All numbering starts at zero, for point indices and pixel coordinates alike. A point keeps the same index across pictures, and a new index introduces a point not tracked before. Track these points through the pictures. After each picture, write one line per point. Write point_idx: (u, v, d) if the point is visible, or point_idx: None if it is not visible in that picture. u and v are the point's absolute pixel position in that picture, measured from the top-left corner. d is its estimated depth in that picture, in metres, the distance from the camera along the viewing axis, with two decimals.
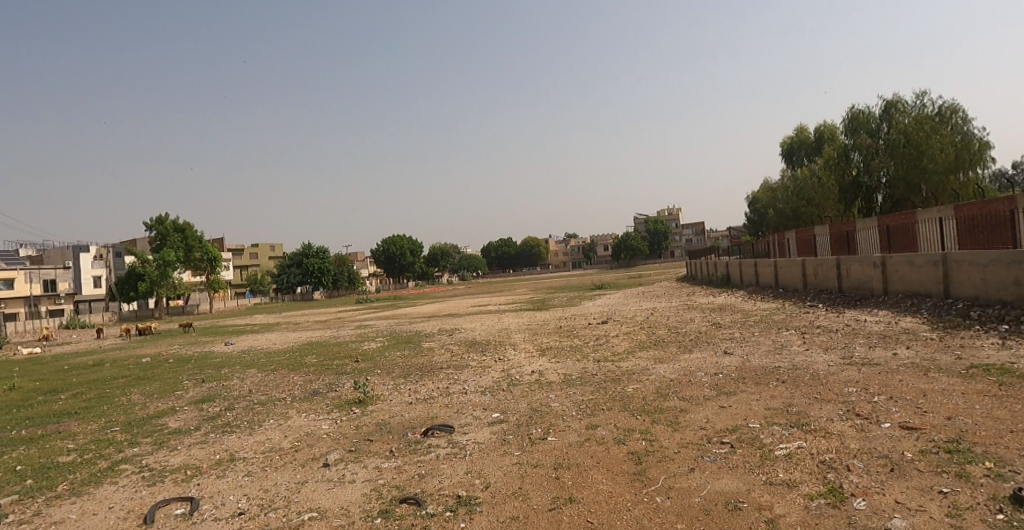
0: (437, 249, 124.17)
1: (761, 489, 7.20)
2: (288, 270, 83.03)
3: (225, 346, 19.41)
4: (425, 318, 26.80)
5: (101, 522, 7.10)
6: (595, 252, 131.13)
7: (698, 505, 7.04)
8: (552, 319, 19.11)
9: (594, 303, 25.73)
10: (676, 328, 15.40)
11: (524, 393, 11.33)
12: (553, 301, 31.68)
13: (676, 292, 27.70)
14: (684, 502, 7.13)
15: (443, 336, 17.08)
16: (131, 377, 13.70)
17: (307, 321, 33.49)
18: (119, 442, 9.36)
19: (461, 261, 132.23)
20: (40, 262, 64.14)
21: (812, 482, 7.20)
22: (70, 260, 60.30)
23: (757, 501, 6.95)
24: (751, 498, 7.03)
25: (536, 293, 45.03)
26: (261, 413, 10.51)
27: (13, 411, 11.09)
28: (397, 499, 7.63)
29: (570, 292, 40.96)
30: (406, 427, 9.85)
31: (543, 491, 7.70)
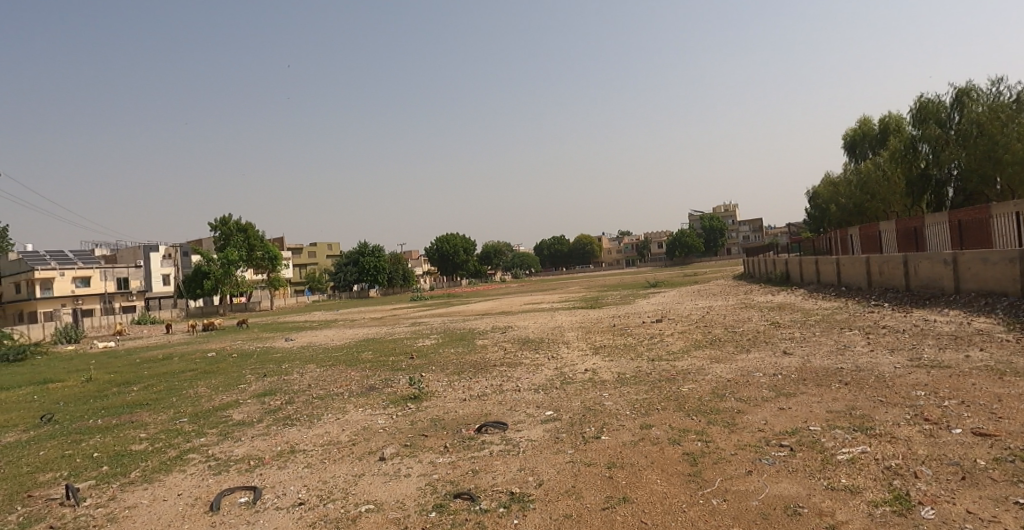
0: (489, 247, 125.02)
1: (822, 495, 6.93)
2: (344, 270, 84.87)
3: (286, 342, 20.01)
4: (479, 316, 26.92)
5: (171, 508, 7.40)
6: (649, 250, 129.15)
7: (756, 509, 6.83)
8: (606, 317, 18.93)
9: (647, 301, 25.36)
10: (733, 328, 15.03)
11: (578, 391, 11.25)
12: (606, 298, 31.37)
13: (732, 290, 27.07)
14: (741, 505, 6.93)
15: (497, 334, 17.11)
16: (198, 370, 14.25)
17: (363, 318, 34.11)
18: (186, 432, 9.74)
19: (513, 260, 132.71)
20: (112, 261, 67.57)
21: (876, 488, 6.89)
22: (141, 259, 63.39)
23: (818, 506, 6.70)
24: (812, 503, 6.78)
25: (589, 291, 44.67)
26: (320, 407, 10.76)
27: (90, 402, 11.70)
28: (451, 494, 7.68)
29: (623, 290, 40.51)
30: (460, 423, 9.91)
31: (596, 490, 7.61)
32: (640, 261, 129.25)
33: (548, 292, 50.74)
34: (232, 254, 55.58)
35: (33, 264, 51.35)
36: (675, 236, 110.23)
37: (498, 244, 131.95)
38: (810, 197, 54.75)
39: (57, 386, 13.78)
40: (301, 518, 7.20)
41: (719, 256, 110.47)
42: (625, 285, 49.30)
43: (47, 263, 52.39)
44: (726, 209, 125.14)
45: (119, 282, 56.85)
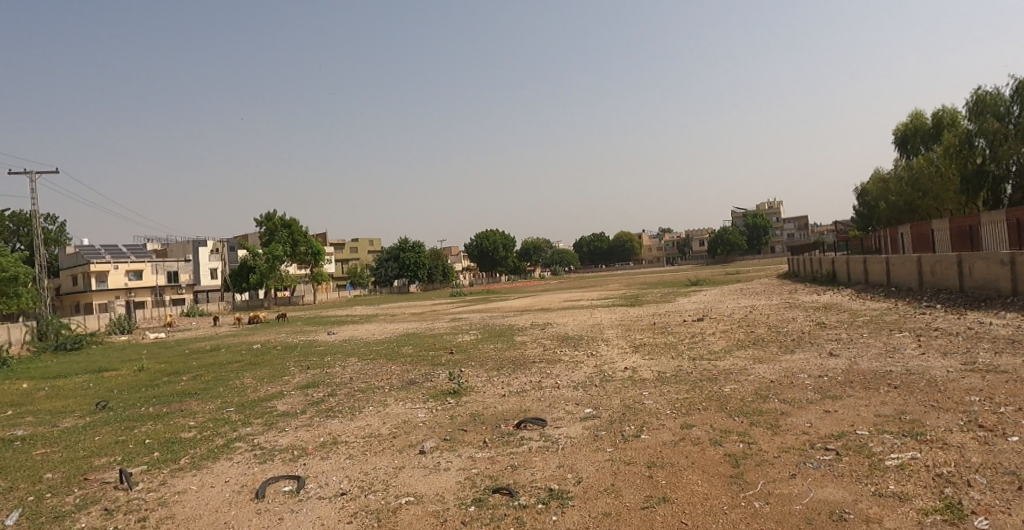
0: (528, 244, 125.09)
1: (869, 501, 6.71)
2: (385, 265, 85.78)
3: (329, 336, 20.42)
4: (518, 312, 26.91)
5: (218, 494, 7.60)
6: (690, 248, 127.24)
7: (800, 513, 6.66)
8: (646, 315, 18.76)
9: (688, 299, 24.99)
10: (777, 328, 14.71)
11: (617, 389, 11.14)
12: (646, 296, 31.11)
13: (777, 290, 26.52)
14: (785, 509, 6.76)
15: (537, 330, 17.06)
16: (244, 362, 14.61)
17: (403, 313, 34.46)
18: (233, 421, 9.97)
19: (552, 257, 132.63)
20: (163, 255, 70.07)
21: (926, 496, 6.64)
22: (190, 254, 65.56)
23: (865, 512, 6.49)
24: (858, 509, 6.57)
25: (628, 289, 44.25)
26: (361, 400, 10.88)
27: (143, 390, 12.09)
28: (490, 489, 7.68)
29: (663, 288, 40.16)
30: (499, 418, 9.92)
31: (635, 489, 7.51)
32: (680, 259, 127.29)
33: (587, 289, 50.49)
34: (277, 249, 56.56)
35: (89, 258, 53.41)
36: (717, 233, 108.09)
37: (537, 241, 131.56)
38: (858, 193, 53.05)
39: (111, 374, 14.30)
40: (343, 508, 7.29)
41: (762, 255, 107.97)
42: (666, 283, 48.65)
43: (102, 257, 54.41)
44: (770, 206, 121.92)
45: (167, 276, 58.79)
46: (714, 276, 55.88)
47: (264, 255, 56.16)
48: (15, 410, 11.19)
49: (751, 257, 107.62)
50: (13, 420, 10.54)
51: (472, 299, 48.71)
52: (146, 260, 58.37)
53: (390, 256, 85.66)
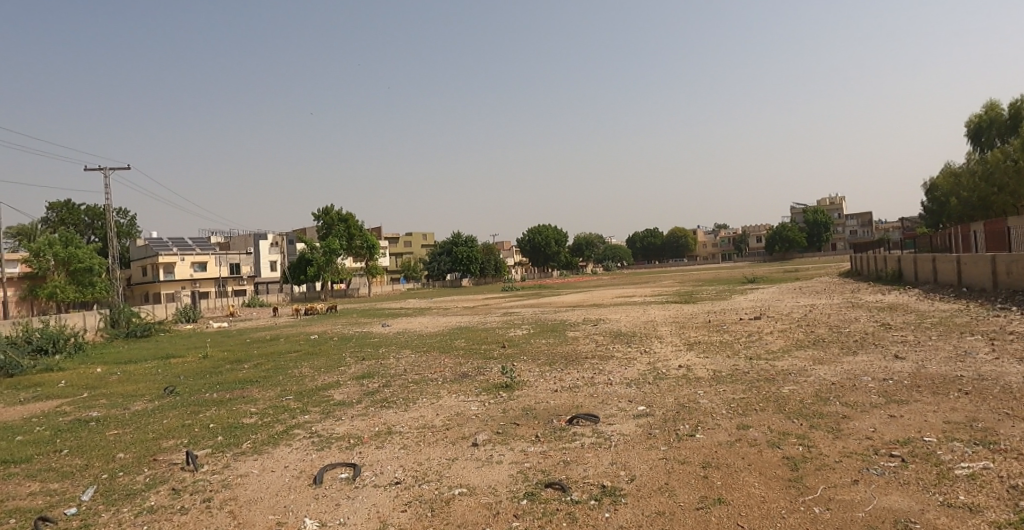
0: (580, 239, 124.29)
1: (937, 511, 6.39)
2: (438, 259, 86.77)
3: (384, 328, 20.79)
4: (570, 307, 26.83)
5: (279, 479, 7.81)
6: (747, 245, 123.94)
7: (862, 520, 6.40)
8: (701, 313, 18.40)
9: (743, 297, 24.42)
10: (838, 328, 14.19)
11: (671, 387, 10.93)
12: (700, 294, 30.56)
13: (837, 288, 25.66)
14: (846, 516, 6.49)
15: (589, 326, 16.92)
16: (302, 352, 15.00)
17: (456, 307, 34.83)
18: (292, 409, 10.22)
19: (605, 253, 131.50)
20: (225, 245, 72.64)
21: (1000, 508, 6.27)
22: (252, 246, 67.88)
23: (932, 523, 6.18)
24: (925, 519, 6.27)
25: (683, 286, 43.54)
26: (415, 392, 11.00)
27: (207, 376, 12.55)
28: (542, 483, 7.62)
29: (717, 285, 39.30)
30: (551, 413, 9.86)
31: (690, 489, 7.34)
32: (737, 256, 124.10)
33: (638, 286, 49.96)
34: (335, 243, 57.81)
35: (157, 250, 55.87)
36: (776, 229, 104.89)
37: (589, 236, 130.74)
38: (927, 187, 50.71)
39: (178, 360, 14.90)
40: (397, 497, 7.37)
41: (823, 253, 104.19)
42: (720, 280, 47.62)
43: (169, 250, 56.83)
44: (831, 202, 117.54)
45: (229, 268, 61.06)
46: (772, 273, 54.54)
47: (321, 248, 58.10)
48: (90, 393, 11.78)
49: (811, 255, 104.10)
50: (89, 402, 11.11)
51: (522, 294, 48.82)
52: (210, 252, 60.76)
53: (443, 250, 86.47)
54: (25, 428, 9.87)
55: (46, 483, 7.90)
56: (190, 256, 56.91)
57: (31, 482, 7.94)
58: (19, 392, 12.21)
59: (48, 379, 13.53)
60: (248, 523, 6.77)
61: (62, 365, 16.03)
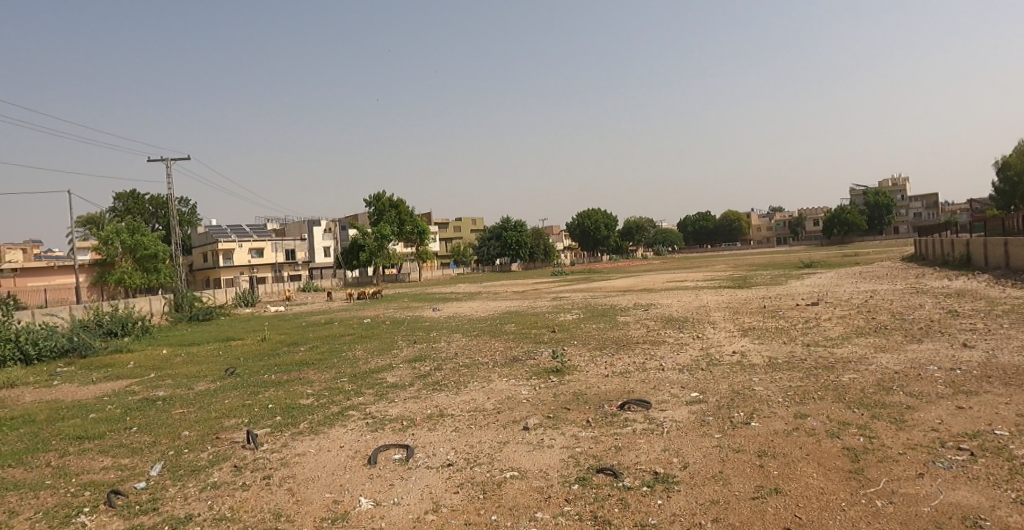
0: (629, 223, 122.94)
1: (1010, 508, 6.07)
2: (487, 244, 86.91)
3: (435, 312, 21.02)
4: (620, 292, 26.59)
5: (335, 458, 7.99)
6: (803, 228, 120.08)
7: (928, 516, 6.13)
8: (755, 298, 17.98)
9: (800, 282, 23.74)
10: (901, 315, 13.63)
11: (725, 374, 10.71)
12: (755, 278, 29.86)
13: (899, 273, 24.69)
14: (911, 510, 6.23)
15: (640, 311, 16.72)
16: (355, 335, 15.30)
17: (505, 292, 34.97)
18: (347, 391, 10.44)
19: (654, 238, 129.45)
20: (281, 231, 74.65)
21: None
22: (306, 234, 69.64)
23: (1005, 521, 5.88)
24: (997, 517, 5.96)
25: (738, 270, 42.62)
26: (466, 375, 11.09)
27: (266, 358, 12.95)
28: (594, 469, 7.56)
29: (773, 270, 38.28)
30: (602, 399, 9.79)
31: (745, 478, 7.17)
32: (793, 239, 120.33)
33: (690, 270, 49.21)
34: (386, 230, 58.72)
35: (217, 237, 58.07)
36: (833, 212, 101.24)
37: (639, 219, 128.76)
38: (1001, 166, 48.05)
39: (238, 343, 15.43)
40: (449, 478, 7.43)
41: (884, 237, 100.09)
42: (776, 264, 46.37)
43: (229, 236, 58.94)
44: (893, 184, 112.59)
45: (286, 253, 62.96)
46: (830, 257, 52.87)
47: (372, 234, 59.18)
48: (157, 373, 12.30)
49: (871, 238, 100.23)
50: (155, 382, 11.61)
51: (570, 279, 48.71)
52: (265, 239, 62.63)
53: (492, 235, 86.79)
54: (98, 406, 10.38)
55: (117, 458, 8.29)
56: (249, 242, 58.99)
57: (105, 456, 8.35)
58: (92, 372, 12.87)
59: (119, 359, 14.25)
60: (306, 501, 6.95)
61: (131, 346, 16.84)
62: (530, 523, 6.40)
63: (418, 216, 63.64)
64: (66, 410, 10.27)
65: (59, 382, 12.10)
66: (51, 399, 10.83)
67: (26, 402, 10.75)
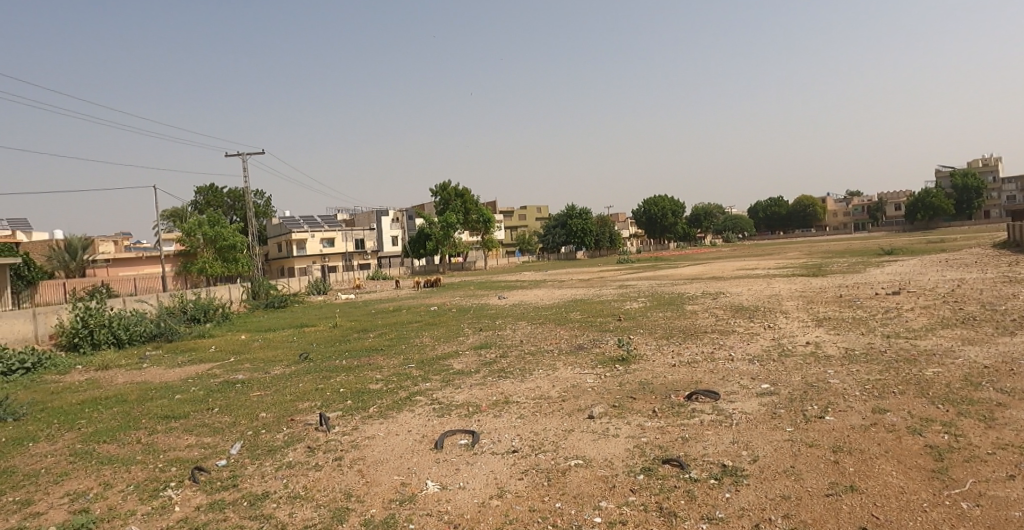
0: (696, 211, 120.08)
1: None
2: (553, 231, 87.01)
3: (500, 299, 21.21)
4: (688, 280, 26.12)
5: (403, 442, 8.20)
6: (882, 213, 114.02)
7: (1019, 521, 5.76)
8: (831, 286, 17.29)
9: (880, 270, 22.75)
10: (992, 305, 12.80)
11: (798, 365, 10.35)
12: (832, 266, 28.68)
13: (993, 261, 23.17)
14: (1000, 514, 5.87)
15: (708, 300, 16.37)
16: (422, 322, 15.61)
17: (570, 280, 34.79)
18: (414, 376, 10.67)
19: (723, 225, 125.89)
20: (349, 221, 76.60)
21: None
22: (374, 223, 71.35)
23: None
24: None
25: (814, 257, 40.95)
26: (531, 362, 11.16)
27: (337, 344, 13.40)
28: (660, 459, 7.46)
29: (853, 257, 36.51)
30: (669, 389, 9.63)
31: (819, 474, 6.91)
32: (871, 225, 114.51)
33: (762, 257, 47.47)
34: (451, 218, 59.41)
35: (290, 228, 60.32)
36: (917, 196, 95.68)
37: (707, 205, 125.64)
38: None
39: (311, 329, 16.02)
40: (514, 464, 7.49)
41: (973, 221, 93.87)
42: (852, 252, 44.30)
43: (300, 226, 61.22)
44: (984, 163, 105.32)
45: (356, 243, 64.93)
46: (911, 245, 50.18)
47: (439, 222, 59.83)
48: (236, 358, 12.92)
49: (959, 224, 94.30)
50: (234, 365, 12.20)
51: (635, 266, 48.09)
52: (336, 228, 64.60)
53: (557, 223, 86.63)
54: (183, 387, 11.00)
55: (201, 436, 8.76)
56: (319, 233, 61.15)
57: (189, 435, 8.83)
58: (177, 356, 13.64)
59: (202, 344, 15.05)
60: (376, 482, 7.16)
61: (212, 332, 17.75)
62: (594, 511, 6.39)
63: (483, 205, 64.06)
64: (154, 390, 10.92)
65: (148, 365, 12.92)
66: (141, 381, 11.54)
67: (119, 383, 11.49)
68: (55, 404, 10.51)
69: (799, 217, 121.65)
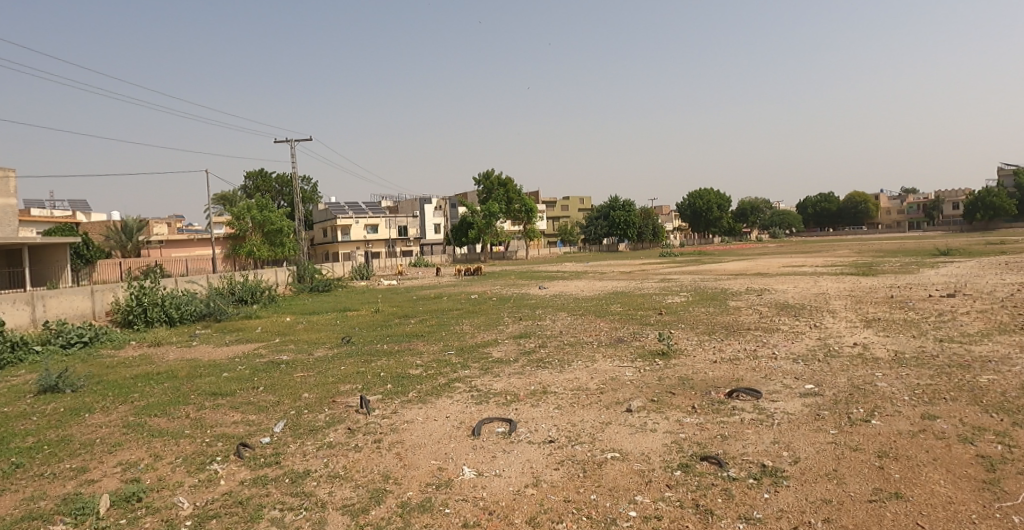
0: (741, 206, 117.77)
1: None
2: (595, 223, 86.57)
3: (541, 289, 21.23)
4: (733, 275, 25.73)
5: (442, 427, 8.29)
6: (938, 213, 109.80)
7: None
8: (882, 286, 16.78)
9: (935, 271, 21.97)
10: None
11: (844, 367, 10.09)
12: (884, 265, 27.81)
13: None
14: None
15: (752, 296, 16.07)
16: (463, 310, 15.74)
17: (612, 272, 34.51)
18: (454, 363, 10.77)
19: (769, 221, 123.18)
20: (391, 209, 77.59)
21: None
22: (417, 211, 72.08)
23: None
24: None
25: (866, 256, 39.71)
26: (570, 353, 11.16)
27: (379, 329, 13.62)
28: (698, 456, 7.37)
29: (908, 257, 35.32)
30: (709, 385, 9.50)
31: (863, 479, 6.72)
32: (926, 224, 110.29)
33: (811, 254, 46.29)
34: (494, 207, 59.62)
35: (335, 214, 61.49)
36: (976, 196, 91.83)
37: (754, 200, 122.75)
38: None
39: (354, 314, 16.30)
40: (551, 454, 7.50)
41: None
42: (908, 251, 42.65)
43: (345, 212, 62.27)
44: None
45: (399, 229, 65.85)
46: (970, 245, 48.17)
47: (481, 213, 60.06)
48: (281, 339, 13.26)
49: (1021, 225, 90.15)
50: (279, 346, 12.53)
51: (678, 260, 47.45)
52: (380, 215, 65.54)
53: (600, 214, 86.11)
54: (231, 366, 11.35)
55: (246, 414, 9.01)
56: (364, 219, 62.03)
57: (234, 412, 9.11)
58: (225, 335, 14.08)
59: (248, 325, 15.49)
60: (413, 466, 7.27)
61: (259, 313, 18.24)
62: (629, 505, 6.36)
63: (526, 194, 63.75)
64: (203, 368, 11.30)
65: (198, 343, 13.38)
66: (191, 358, 11.95)
67: (170, 359, 11.93)
68: (111, 377, 10.98)
69: (849, 214, 118.09)
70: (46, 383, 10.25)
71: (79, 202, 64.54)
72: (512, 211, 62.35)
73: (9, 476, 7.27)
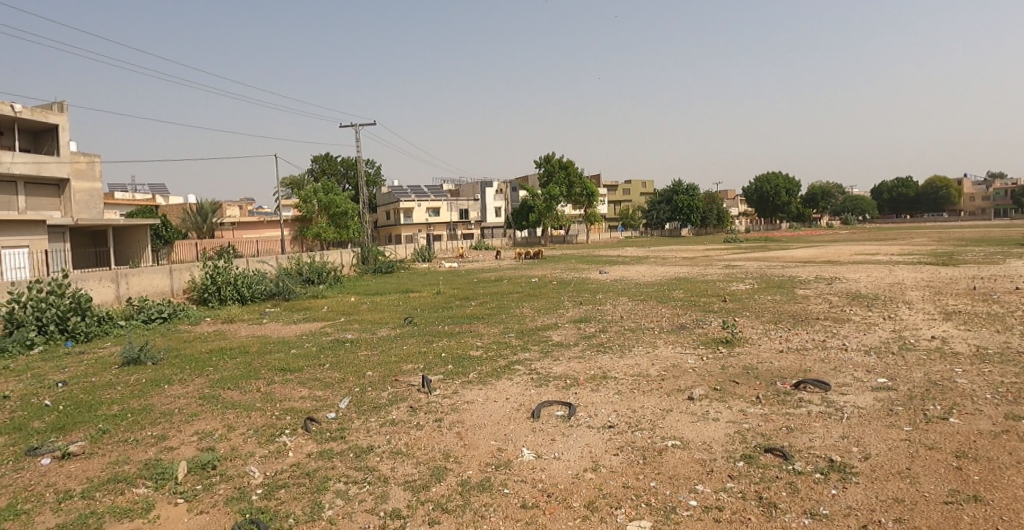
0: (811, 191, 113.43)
1: None
2: (656, 208, 85.09)
3: (602, 274, 21.11)
4: (803, 262, 24.86)
5: (501, 409, 8.36)
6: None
7: None
8: (965, 277, 15.86)
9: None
10: None
11: (920, 361, 9.61)
12: (967, 255, 26.33)
13: None
14: None
15: (822, 285, 15.49)
16: (523, 293, 15.81)
17: (675, 257, 33.88)
18: (513, 346, 10.85)
19: (840, 207, 118.22)
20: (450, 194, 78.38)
21: None
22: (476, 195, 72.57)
23: None
24: None
25: (947, 244, 37.68)
26: (631, 339, 11.05)
27: (441, 310, 13.83)
28: (762, 448, 7.18)
29: (996, 244, 33.26)
30: (775, 376, 9.24)
31: (938, 479, 6.41)
32: (1013, 211, 103.41)
33: (888, 240, 44.20)
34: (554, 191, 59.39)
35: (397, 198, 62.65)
36: None
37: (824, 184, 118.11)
38: None
39: (416, 295, 16.63)
40: (610, 440, 7.46)
41: None
42: (996, 238, 40.20)
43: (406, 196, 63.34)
44: None
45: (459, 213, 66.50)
46: None
47: (542, 195, 59.98)
48: (345, 318, 13.65)
49: None
50: (344, 325, 12.91)
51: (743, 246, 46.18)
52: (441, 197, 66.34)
53: (662, 198, 84.56)
54: (299, 343, 11.78)
55: (313, 390, 9.33)
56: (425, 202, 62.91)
57: (302, 387, 9.45)
58: (293, 314, 14.61)
59: (314, 304, 16.01)
60: (473, 445, 7.37)
61: (325, 293, 18.83)
62: (690, 494, 6.27)
63: (587, 178, 63.14)
64: (273, 344, 11.78)
65: (267, 321, 13.94)
66: (261, 335, 12.47)
67: (242, 335, 12.49)
68: (188, 351, 11.58)
69: (928, 201, 111.95)
70: (130, 356, 10.89)
71: (158, 186, 67.92)
72: (573, 195, 61.88)
73: (97, 440, 7.78)
